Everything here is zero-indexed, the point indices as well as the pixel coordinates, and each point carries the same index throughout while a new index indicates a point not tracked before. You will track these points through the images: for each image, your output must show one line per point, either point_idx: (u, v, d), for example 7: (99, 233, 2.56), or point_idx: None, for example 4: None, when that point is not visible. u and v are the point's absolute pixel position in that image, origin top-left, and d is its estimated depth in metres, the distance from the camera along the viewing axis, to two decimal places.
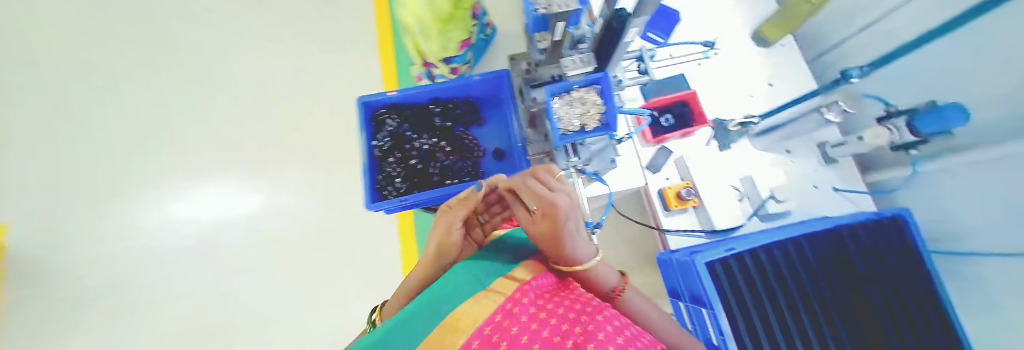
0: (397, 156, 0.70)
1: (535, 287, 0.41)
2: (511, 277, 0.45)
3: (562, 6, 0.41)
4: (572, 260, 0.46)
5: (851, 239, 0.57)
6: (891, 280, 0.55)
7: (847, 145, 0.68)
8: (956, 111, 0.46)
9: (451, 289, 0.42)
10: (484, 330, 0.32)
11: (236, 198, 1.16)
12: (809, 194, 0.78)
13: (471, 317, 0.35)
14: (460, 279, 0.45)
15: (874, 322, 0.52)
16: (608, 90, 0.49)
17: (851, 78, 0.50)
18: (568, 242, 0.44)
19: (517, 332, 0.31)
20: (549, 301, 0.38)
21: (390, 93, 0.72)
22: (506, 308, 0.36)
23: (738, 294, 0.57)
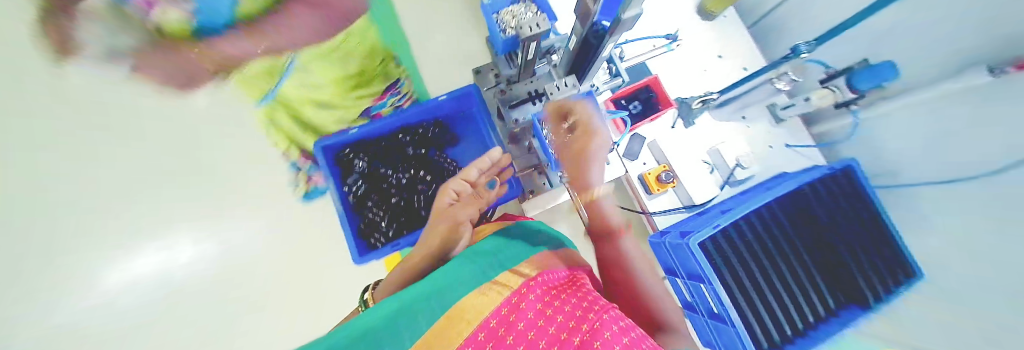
0: (376, 197, 0.66)
1: (544, 280, 0.41)
2: (517, 268, 0.44)
3: (533, 28, 0.40)
4: (586, 183, 0.54)
5: (813, 197, 0.67)
6: (847, 225, 0.65)
7: (796, 106, 0.75)
8: (887, 68, 0.54)
9: (455, 278, 0.42)
10: (490, 326, 0.33)
11: (181, 258, 0.98)
12: (766, 153, 0.86)
13: (477, 309, 0.35)
14: (458, 275, 0.43)
15: (833, 255, 0.64)
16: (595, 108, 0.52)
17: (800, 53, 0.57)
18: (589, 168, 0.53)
19: (523, 330, 0.33)
20: (558, 294, 0.40)
21: (351, 129, 0.65)
22: (513, 301, 0.37)
23: (728, 263, 0.63)
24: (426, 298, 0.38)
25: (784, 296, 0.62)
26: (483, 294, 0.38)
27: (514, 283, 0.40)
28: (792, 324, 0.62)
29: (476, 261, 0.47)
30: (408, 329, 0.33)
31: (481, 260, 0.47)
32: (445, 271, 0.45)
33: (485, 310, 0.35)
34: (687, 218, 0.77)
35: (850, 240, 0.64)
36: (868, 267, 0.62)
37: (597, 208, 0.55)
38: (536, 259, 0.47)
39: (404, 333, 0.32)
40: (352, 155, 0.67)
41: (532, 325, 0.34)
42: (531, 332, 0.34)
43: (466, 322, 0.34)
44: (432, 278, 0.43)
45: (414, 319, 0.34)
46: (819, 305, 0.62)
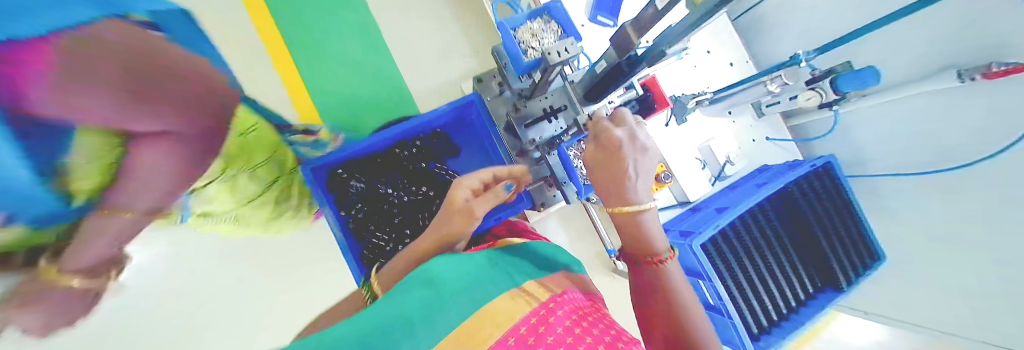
0: (376, 219, 0.62)
1: (570, 299, 0.37)
2: (544, 282, 0.41)
3: (561, 53, 0.38)
4: (622, 199, 0.43)
5: (797, 192, 0.73)
6: (826, 218, 0.73)
7: (781, 104, 0.78)
8: (870, 72, 0.58)
9: (483, 277, 0.39)
10: (520, 332, 0.30)
11: None
12: (749, 147, 0.91)
13: (507, 313, 0.32)
14: (468, 274, 0.39)
15: (810, 241, 0.72)
16: None
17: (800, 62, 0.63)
18: (625, 180, 0.42)
19: (551, 344, 0.29)
20: (588, 316, 0.35)
21: (342, 146, 0.59)
22: (541, 313, 0.33)
23: (726, 261, 0.69)
24: (454, 291, 0.35)
25: (771, 285, 0.69)
26: (515, 299, 0.34)
27: (541, 295, 0.36)
28: (777, 309, 0.70)
29: (501, 265, 0.44)
30: (440, 320, 0.30)
31: (506, 265, 0.44)
32: (470, 265, 0.42)
33: (515, 315, 0.32)
34: (684, 215, 0.82)
35: (827, 231, 0.72)
36: (842, 255, 0.71)
37: (635, 226, 0.43)
38: (553, 277, 0.44)
39: (434, 324, 0.29)
40: (347, 175, 0.61)
41: (559, 340, 0.30)
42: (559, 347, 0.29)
43: (495, 324, 0.30)
44: (457, 269, 0.40)
45: (444, 312, 0.31)
46: (800, 290, 0.71)
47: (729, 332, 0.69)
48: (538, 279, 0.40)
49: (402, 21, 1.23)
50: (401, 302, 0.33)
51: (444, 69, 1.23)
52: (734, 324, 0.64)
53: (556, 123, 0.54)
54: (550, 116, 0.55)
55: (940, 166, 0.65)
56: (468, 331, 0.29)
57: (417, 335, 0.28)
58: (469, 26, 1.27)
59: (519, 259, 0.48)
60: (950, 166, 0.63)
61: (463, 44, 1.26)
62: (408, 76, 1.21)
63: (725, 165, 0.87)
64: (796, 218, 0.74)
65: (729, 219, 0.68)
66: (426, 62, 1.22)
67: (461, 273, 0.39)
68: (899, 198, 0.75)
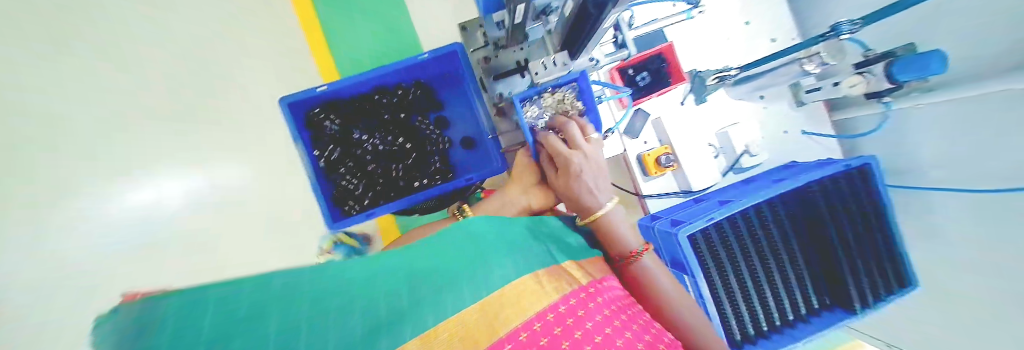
0: (350, 164, 0.62)
1: (609, 287, 0.37)
2: (583, 263, 0.43)
3: None
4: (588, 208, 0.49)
5: (820, 195, 0.63)
6: (851, 231, 0.63)
7: (821, 91, 0.67)
8: (936, 61, 0.46)
9: (522, 246, 0.43)
10: (555, 313, 0.30)
11: None
12: (779, 139, 0.80)
13: (547, 291, 0.33)
14: (501, 246, 0.41)
15: (826, 252, 0.64)
16: (588, 94, 0.49)
17: (841, 34, 0.50)
18: (580, 197, 0.48)
19: (587, 331, 0.28)
20: (626, 306, 0.35)
21: (317, 87, 0.57)
22: (580, 296, 0.33)
23: (717, 259, 0.62)
24: (494, 257, 0.38)
25: (767, 293, 0.62)
26: (552, 277, 0.36)
27: (582, 279, 0.37)
28: (769, 320, 0.63)
29: (541, 239, 0.47)
30: (484, 281, 0.33)
31: (545, 238, 0.47)
32: (513, 234, 0.45)
33: (555, 294, 0.32)
34: (684, 204, 0.74)
35: (848, 245, 0.62)
36: (860, 274, 0.62)
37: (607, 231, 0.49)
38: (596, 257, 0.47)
39: (479, 284, 0.32)
40: (323, 116, 0.61)
41: (597, 329, 0.29)
42: (597, 337, 0.28)
43: (535, 300, 0.31)
44: (501, 239, 0.43)
45: (488, 275, 0.34)
46: (799, 304, 0.64)
47: None
48: (578, 260, 0.43)
49: None
50: (453, 259, 0.37)
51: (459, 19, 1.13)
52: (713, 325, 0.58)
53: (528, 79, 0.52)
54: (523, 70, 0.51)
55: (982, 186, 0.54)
56: (509, 296, 0.31)
57: (463, 293, 0.31)
58: None
59: (557, 232, 0.51)
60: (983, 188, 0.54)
61: None
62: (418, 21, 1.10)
63: (743, 154, 0.76)
64: (813, 226, 0.65)
65: (726, 214, 0.60)
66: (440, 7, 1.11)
67: (499, 242, 0.42)
68: (941, 220, 0.63)
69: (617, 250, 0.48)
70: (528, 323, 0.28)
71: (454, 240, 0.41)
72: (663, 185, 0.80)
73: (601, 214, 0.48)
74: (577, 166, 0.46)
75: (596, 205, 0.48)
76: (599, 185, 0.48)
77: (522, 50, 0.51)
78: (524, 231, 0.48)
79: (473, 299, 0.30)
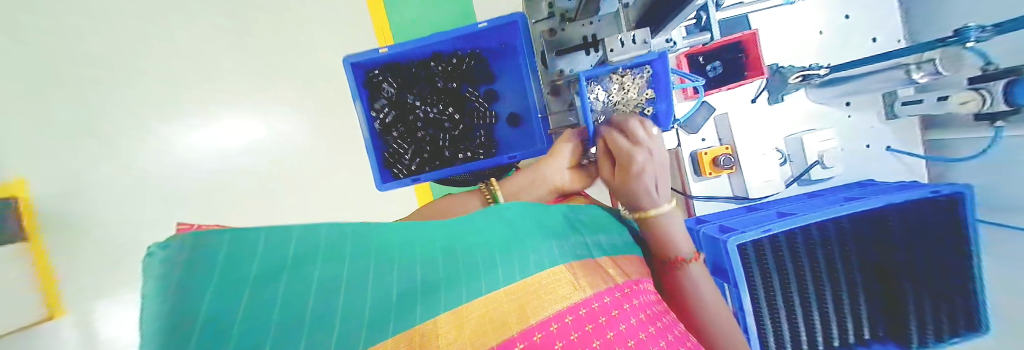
0: (400, 129, 0.63)
1: (649, 290, 0.32)
2: (617, 259, 0.36)
3: None
4: (638, 203, 0.44)
5: (897, 222, 0.56)
6: (925, 263, 0.56)
7: (922, 104, 0.58)
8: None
9: (555, 231, 0.37)
10: (588, 308, 0.25)
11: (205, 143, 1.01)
12: (858, 152, 0.71)
13: (580, 284, 0.28)
14: (526, 225, 0.36)
15: (895, 286, 0.57)
16: (661, 74, 0.46)
17: (967, 41, 0.42)
18: (639, 195, 0.43)
19: (622, 333, 0.24)
20: (660, 313, 0.29)
21: (380, 48, 0.58)
22: (618, 295, 0.28)
23: (766, 275, 0.57)
24: (524, 239, 0.33)
25: (817, 315, 0.57)
26: (588, 270, 0.31)
27: (618, 276, 0.32)
28: (812, 344, 0.58)
29: (577, 225, 0.41)
30: (510, 266, 0.28)
31: (582, 224, 0.41)
32: (548, 215, 0.40)
33: (590, 288, 0.27)
34: (734, 212, 0.70)
35: (916, 276, 0.56)
36: (925, 308, 0.56)
37: (656, 232, 0.42)
38: (631, 257, 0.38)
39: (504, 268, 0.27)
40: (379, 78, 0.62)
41: (632, 332, 0.24)
42: (630, 341, 0.23)
43: (565, 291, 0.26)
44: (532, 217, 0.38)
45: (515, 259, 0.29)
46: (849, 332, 0.58)
47: None
48: (614, 256, 0.36)
49: None
50: (479, 235, 0.32)
51: None
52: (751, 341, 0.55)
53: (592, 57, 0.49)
54: (590, 47, 0.47)
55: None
56: (536, 284, 0.26)
57: (484, 277, 0.26)
58: None
59: (600, 220, 0.45)
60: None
61: None
62: None
63: (814, 165, 0.69)
64: (879, 251, 0.58)
65: (786, 226, 0.54)
66: None
67: (530, 221, 0.37)
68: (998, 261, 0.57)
69: (663, 252, 0.41)
70: (556, 316, 0.23)
71: (482, 215, 0.36)
72: (714, 188, 0.75)
73: (656, 214, 0.42)
74: (640, 161, 0.41)
75: (650, 203, 0.43)
76: (658, 182, 0.43)
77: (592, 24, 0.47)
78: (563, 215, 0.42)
79: (494, 284, 0.25)
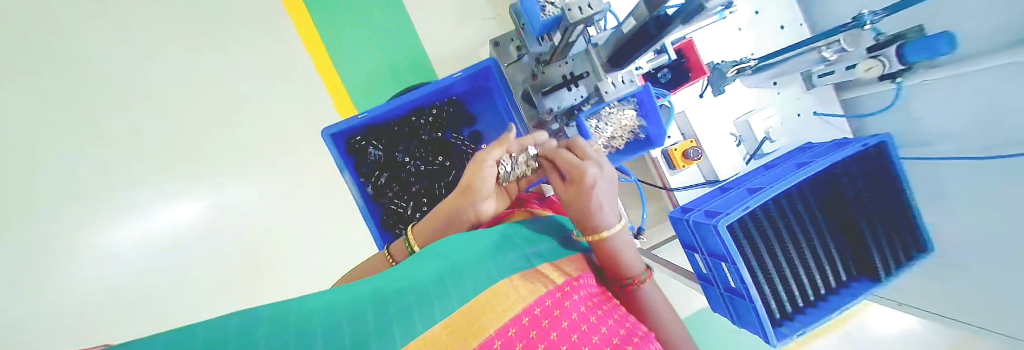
0: (395, 188, 0.64)
1: (585, 285, 0.38)
2: (558, 263, 0.43)
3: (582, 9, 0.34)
4: (595, 226, 0.44)
5: (843, 176, 0.67)
6: (873, 204, 0.66)
7: (835, 74, 0.69)
8: (945, 41, 0.47)
9: (495, 252, 0.42)
10: (532, 315, 0.30)
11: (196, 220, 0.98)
12: (794, 122, 0.83)
13: (522, 294, 0.33)
14: (464, 255, 0.41)
15: (853, 229, 0.66)
16: (647, 102, 0.53)
17: (865, 25, 0.54)
18: (591, 213, 0.43)
19: (565, 330, 0.29)
20: (601, 304, 0.36)
21: (358, 115, 0.60)
22: (557, 297, 0.33)
23: (754, 246, 0.64)
24: (465, 267, 0.37)
25: (800, 269, 0.65)
26: (526, 280, 0.36)
27: (556, 279, 0.37)
28: (803, 294, 0.66)
29: (516, 243, 0.46)
30: (455, 294, 0.32)
31: (519, 241, 0.47)
32: (484, 241, 0.45)
33: (532, 297, 0.33)
34: (711, 195, 0.77)
35: (870, 216, 0.65)
36: (883, 241, 0.64)
37: (611, 252, 0.45)
38: (576, 257, 0.45)
39: (451, 296, 0.31)
40: (365, 144, 0.63)
41: (574, 327, 0.30)
42: (573, 335, 0.29)
43: (507, 304, 0.31)
44: (473, 245, 0.43)
45: (458, 287, 0.33)
46: (830, 278, 0.66)
47: (750, 317, 0.65)
48: (554, 261, 0.42)
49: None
50: (422, 276, 0.36)
51: (461, 32, 1.28)
52: (757, 309, 0.60)
53: (574, 92, 0.53)
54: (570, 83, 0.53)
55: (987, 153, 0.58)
56: (483, 303, 0.31)
57: (433, 308, 0.30)
58: None
59: (535, 233, 0.50)
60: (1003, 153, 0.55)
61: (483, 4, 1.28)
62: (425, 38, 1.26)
63: (764, 141, 0.79)
64: (837, 202, 0.68)
65: (760, 200, 0.62)
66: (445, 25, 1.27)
67: (472, 250, 0.42)
68: (952, 183, 0.66)
69: (618, 272, 0.45)
70: (505, 328, 0.28)
71: (424, 258, 0.40)
72: (690, 177, 0.84)
73: (608, 234, 0.44)
74: (590, 178, 0.42)
75: (603, 224, 0.44)
76: (608, 201, 0.45)
77: (567, 63, 0.52)
78: (498, 237, 0.47)
79: (445, 310, 0.29)
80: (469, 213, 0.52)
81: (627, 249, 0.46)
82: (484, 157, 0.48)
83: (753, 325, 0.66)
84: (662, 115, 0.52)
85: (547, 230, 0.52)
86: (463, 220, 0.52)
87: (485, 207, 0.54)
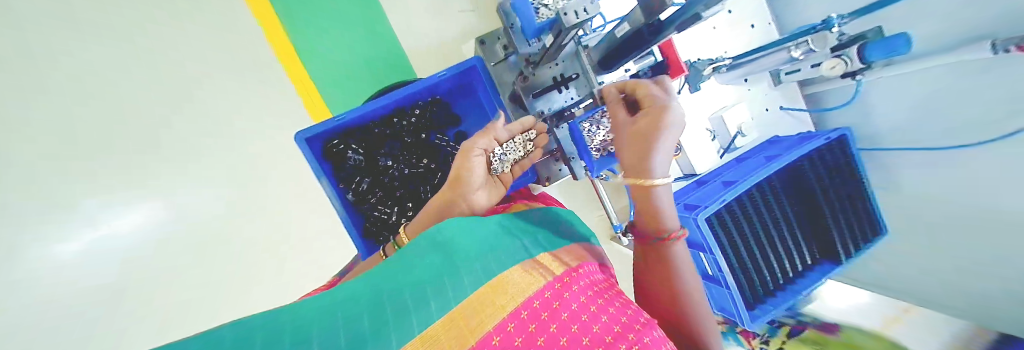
0: (376, 194, 0.62)
1: (587, 273, 0.31)
2: (557, 252, 0.36)
3: (576, 14, 0.32)
4: (643, 170, 0.39)
5: (808, 167, 0.71)
6: (834, 192, 0.71)
7: (802, 72, 0.73)
8: (902, 40, 0.49)
9: (492, 243, 0.35)
10: (531, 308, 0.24)
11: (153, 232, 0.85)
12: (762, 116, 0.88)
13: (518, 286, 0.27)
14: (459, 240, 0.34)
15: (819, 215, 0.71)
16: None
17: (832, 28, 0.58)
18: (654, 149, 0.37)
19: (565, 321, 0.24)
20: (606, 292, 0.30)
21: (331, 117, 0.57)
22: (555, 287, 0.27)
23: (729, 236, 0.68)
24: (461, 259, 0.30)
25: (767, 254, 0.69)
26: (526, 272, 0.29)
27: (554, 268, 0.31)
28: (774, 278, 0.70)
29: (514, 234, 0.39)
30: (448, 290, 0.25)
31: (519, 234, 0.40)
32: (480, 230, 0.37)
33: (529, 288, 0.27)
34: (689, 188, 0.82)
35: (833, 204, 0.70)
36: (844, 226, 0.69)
37: (650, 204, 0.40)
38: (572, 249, 0.38)
39: (446, 294, 0.25)
40: (341, 148, 0.61)
41: (575, 317, 0.24)
42: (574, 325, 0.24)
43: (504, 299, 0.25)
44: (467, 229, 0.36)
45: (452, 283, 0.27)
46: (796, 261, 0.70)
47: (727, 303, 0.69)
48: (554, 250, 0.35)
49: None
50: (407, 274, 0.29)
51: (438, 23, 1.22)
52: (732, 294, 0.64)
53: (565, 94, 0.56)
54: (561, 85, 0.54)
55: (980, 139, 0.58)
56: (479, 300, 0.25)
57: (425, 308, 0.23)
58: None
59: (532, 226, 0.44)
60: (976, 141, 0.59)
61: None
62: (399, 30, 1.20)
63: (736, 136, 0.84)
64: (802, 194, 0.74)
65: (732, 193, 0.65)
66: (422, 17, 1.21)
67: (466, 236, 0.35)
68: (906, 171, 0.73)
69: (655, 228, 0.40)
70: (502, 323, 0.22)
71: (410, 252, 0.33)
72: (669, 172, 0.89)
73: (657, 182, 0.38)
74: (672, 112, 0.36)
75: (657, 171, 0.38)
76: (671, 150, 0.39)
77: (557, 66, 0.52)
78: (496, 228, 0.40)
79: (440, 310, 0.23)
80: (461, 209, 0.47)
81: (670, 204, 0.41)
82: (472, 147, 0.45)
83: (730, 311, 0.70)
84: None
85: (543, 222, 0.47)
86: (454, 217, 0.47)
87: (477, 200, 0.49)
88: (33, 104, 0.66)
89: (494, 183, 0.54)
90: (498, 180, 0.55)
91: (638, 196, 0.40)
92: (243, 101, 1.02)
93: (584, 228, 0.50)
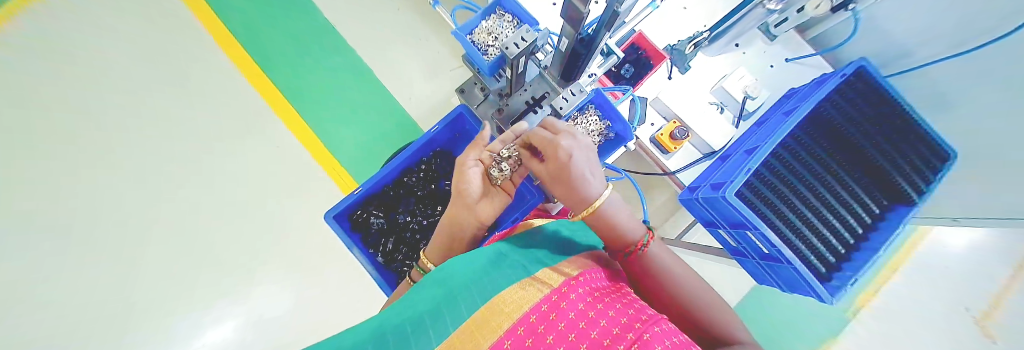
0: (404, 246, 0.74)
1: (587, 281, 0.31)
2: (558, 266, 0.36)
3: (515, 46, 0.46)
4: (581, 202, 0.46)
5: (834, 111, 0.66)
6: (878, 131, 0.64)
7: (789, 20, 0.67)
8: None
9: (489, 269, 0.36)
10: (527, 323, 0.23)
11: (235, 318, 1.10)
12: (769, 74, 0.83)
13: (515, 302, 0.26)
14: (459, 272, 0.35)
15: (867, 157, 0.63)
16: (606, 105, 0.68)
17: None
18: (576, 187, 0.44)
19: (563, 331, 0.22)
20: (605, 298, 0.28)
21: (353, 191, 0.73)
22: (552, 299, 0.27)
23: (770, 204, 0.62)
24: (458, 288, 0.31)
25: (823, 214, 0.61)
26: (521, 290, 0.29)
27: (553, 281, 0.31)
28: (840, 239, 0.60)
29: (512, 257, 0.39)
30: (447, 317, 0.26)
31: (517, 257, 0.40)
32: (476, 261, 0.38)
33: (524, 304, 0.26)
34: (714, 166, 0.75)
35: (877, 143, 0.63)
36: (898, 162, 0.61)
37: (604, 223, 0.47)
38: (575, 259, 0.39)
39: (445, 318, 0.25)
40: (367, 214, 0.75)
41: (572, 325, 0.23)
42: (571, 333, 0.22)
43: (500, 317, 0.24)
44: (464, 265, 0.37)
45: (451, 310, 0.27)
46: (861, 214, 0.60)
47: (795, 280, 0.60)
48: (553, 264, 0.36)
49: (394, 57, 1.36)
50: (415, 308, 0.30)
51: (434, 84, 1.35)
52: (799, 270, 0.54)
53: (541, 113, 0.64)
54: (534, 107, 0.64)
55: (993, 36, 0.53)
56: (478, 322, 0.24)
57: (424, 335, 0.24)
58: (448, 38, 1.39)
59: (534, 248, 0.44)
60: (1000, 35, 0.51)
61: (448, 56, 1.37)
62: (403, 101, 1.34)
63: (745, 101, 0.79)
64: (841, 142, 0.66)
65: (756, 160, 0.60)
66: (419, 84, 1.35)
67: (465, 270, 0.36)
68: (950, 84, 0.64)
69: (623, 242, 0.47)
70: (499, 342, 0.21)
71: (419, 290, 0.34)
72: (686, 156, 0.85)
73: (597, 205, 0.45)
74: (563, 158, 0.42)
75: (588, 197, 0.45)
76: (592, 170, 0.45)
77: (527, 91, 0.64)
78: (492, 255, 0.40)
79: (439, 337, 0.23)
80: (470, 222, 0.55)
81: (620, 213, 0.47)
82: (464, 161, 0.54)
83: (803, 290, 0.61)
84: (622, 114, 0.68)
85: (547, 241, 0.48)
86: (464, 229, 0.55)
87: (483, 212, 0.56)
88: (282, 255, 1.17)
89: (494, 190, 0.58)
90: (500, 188, 0.59)
91: (591, 222, 0.48)
92: (303, 208, 1.21)
93: (593, 237, 0.55)
